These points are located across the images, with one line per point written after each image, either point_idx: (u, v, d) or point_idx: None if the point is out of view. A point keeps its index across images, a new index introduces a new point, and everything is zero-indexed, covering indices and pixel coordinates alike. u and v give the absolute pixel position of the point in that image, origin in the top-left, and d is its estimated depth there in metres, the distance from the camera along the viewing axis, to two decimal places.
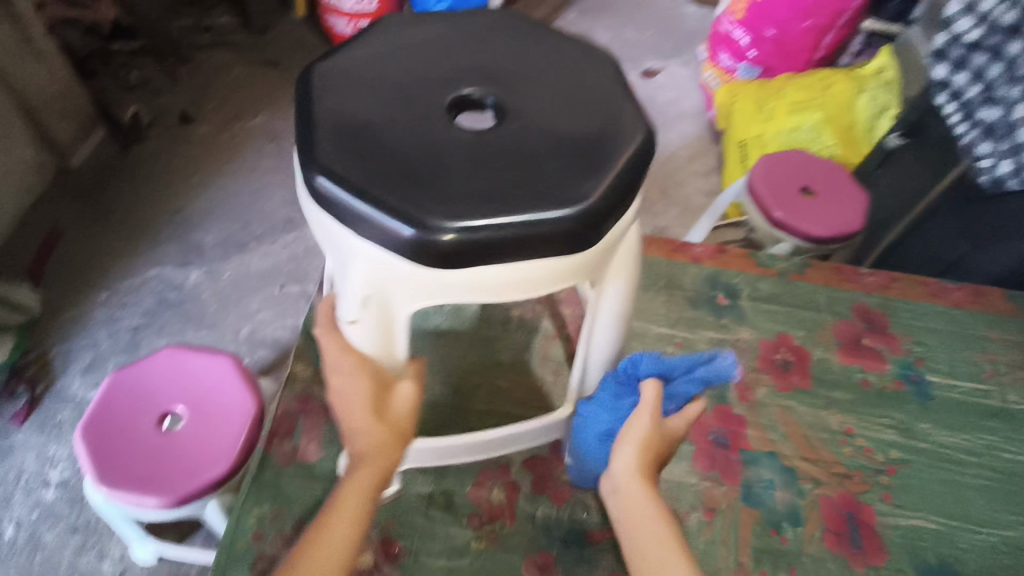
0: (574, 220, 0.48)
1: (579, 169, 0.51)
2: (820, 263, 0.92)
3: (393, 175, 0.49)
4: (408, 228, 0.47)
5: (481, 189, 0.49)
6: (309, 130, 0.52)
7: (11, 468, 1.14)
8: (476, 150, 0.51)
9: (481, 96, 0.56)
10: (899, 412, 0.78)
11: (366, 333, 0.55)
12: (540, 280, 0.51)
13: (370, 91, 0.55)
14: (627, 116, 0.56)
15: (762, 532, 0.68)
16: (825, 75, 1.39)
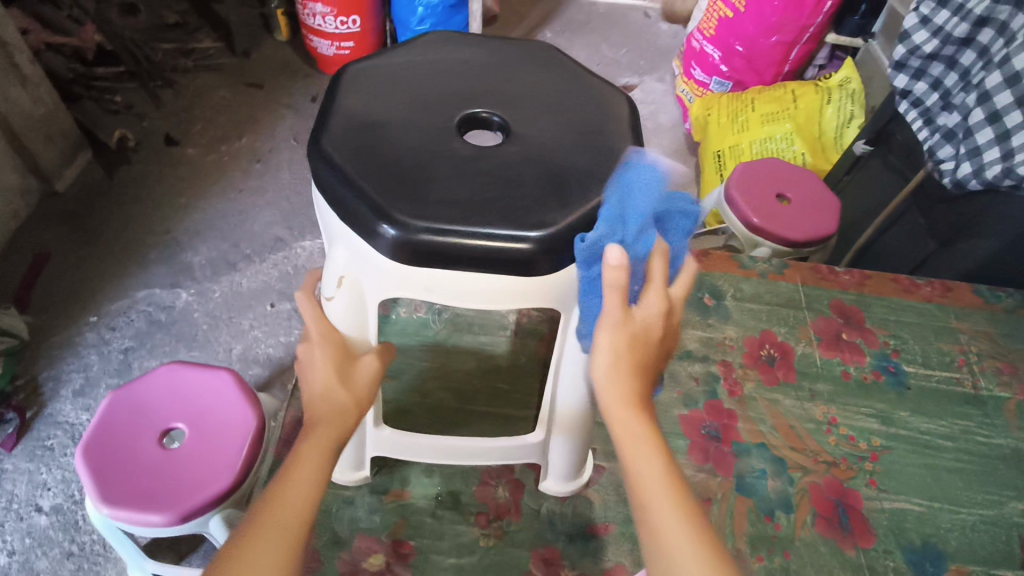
0: (535, 246, 0.47)
1: (553, 198, 0.49)
2: (799, 263, 0.97)
3: (385, 173, 0.49)
4: (390, 228, 0.46)
5: (458, 204, 0.48)
6: (327, 119, 0.53)
7: (2, 495, 1.13)
8: (467, 167, 0.50)
9: (488, 114, 0.54)
10: (879, 402, 0.82)
11: (343, 310, 0.54)
12: (499, 295, 0.50)
13: (391, 94, 0.55)
14: (621, 148, 0.53)
15: (756, 520, 0.71)
16: (791, 88, 1.45)
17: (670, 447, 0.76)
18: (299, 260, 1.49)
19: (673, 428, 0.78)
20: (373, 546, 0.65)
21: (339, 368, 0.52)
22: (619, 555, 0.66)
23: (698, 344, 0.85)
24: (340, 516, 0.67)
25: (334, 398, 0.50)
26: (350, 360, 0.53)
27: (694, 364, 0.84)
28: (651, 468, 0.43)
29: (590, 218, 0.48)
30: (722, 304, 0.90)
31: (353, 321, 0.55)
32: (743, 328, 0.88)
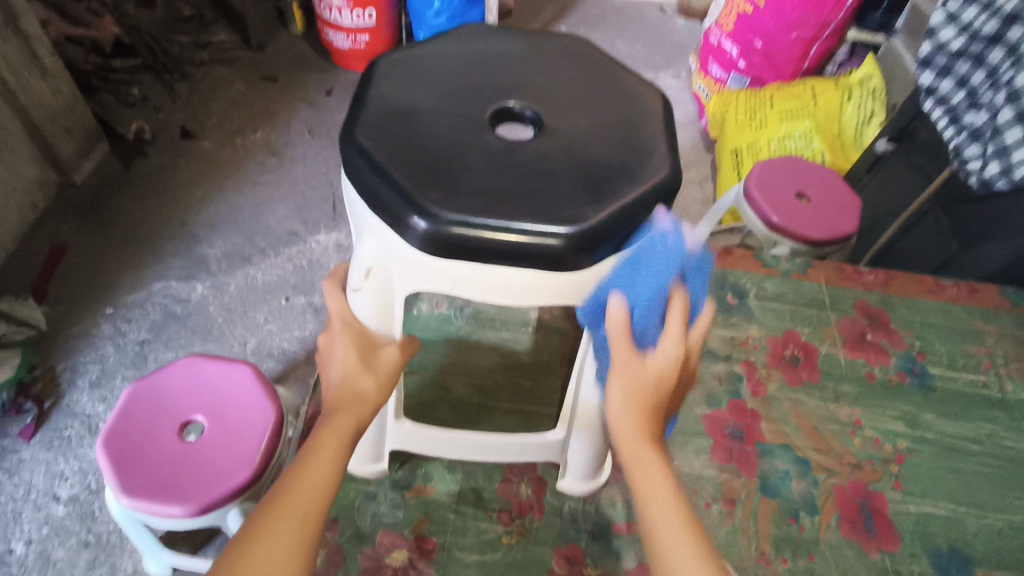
0: (565, 242, 0.44)
1: (587, 192, 0.46)
2: (823, 262, 0.96)
3: (414, 162, 0.46)
4: (420, 219, 0.43)
5: (491, 194, 0.45)
6: (358, 107, 0.50)
7: (20, 485, 1.13)
8: (501, 160, 0.47)
9: (521, 108, 0.52)
10: (904, 404, 0.81)
11: (370, 303, 0.51)
12: (526, 291, 0.47)
13: (425, 84, 0.53)
14: (658, 145, 0.51)
15: (780, 521, 0.70)
16: (811, 85, 1.44)
17: (694, 447, 0.75)
18: (314, 254, 1.49)
19: (696, 428, 0.77)
20: (396, 541, 0.64)
21: (359, 356, 0.51)
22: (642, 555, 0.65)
23: (721, 344, 0.85)
24: (362, 511, 0.66)
25: (350, 386, 0.49)
26: (371, 348, 0.52)
27: (717, 363, 0.83)
28: (649, 476, 0.45)
29: (628, 211, 0.46)
30: (745, 303, 0.89)
31: (378, 313, 0.52)
32: (765, 328, 0.87)
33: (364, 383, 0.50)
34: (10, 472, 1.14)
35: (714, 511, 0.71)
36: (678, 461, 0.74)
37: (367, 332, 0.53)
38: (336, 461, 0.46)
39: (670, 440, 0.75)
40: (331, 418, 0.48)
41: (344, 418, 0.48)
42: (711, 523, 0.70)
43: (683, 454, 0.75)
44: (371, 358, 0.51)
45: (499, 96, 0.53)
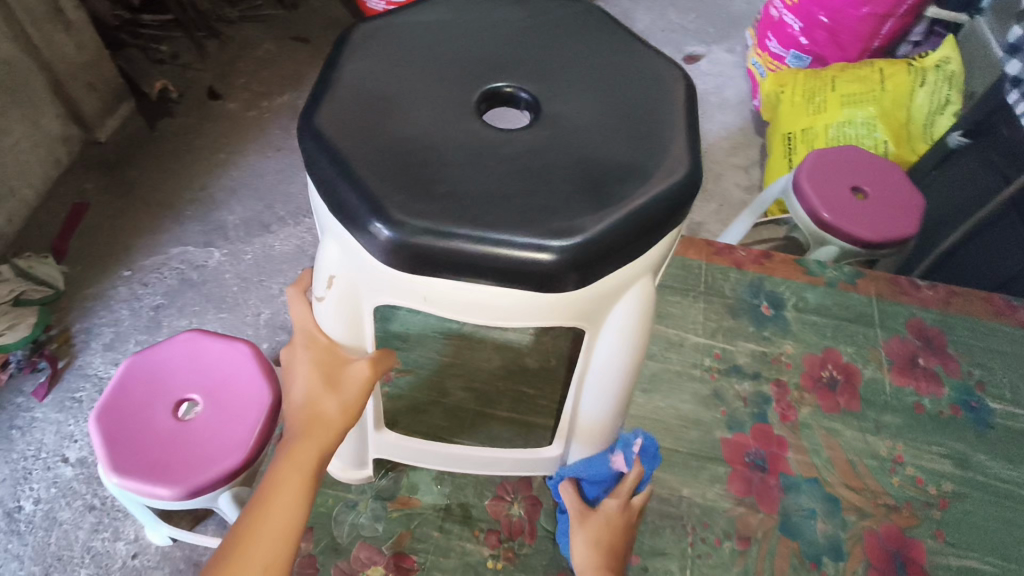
0: (559, 258, 0.36)
1: (588, 198, 0.38)
2: (874, 271, 0.86)
3: (385, 155, 0.39)
4: (384, 227, 0.36)
5: (470, 198, 0.37)
6: (326, 86, 0.43)
7: (30, 443, 1.14)
8: (488, 153, 0.40)
9: (514, 90, 0.45)
10: (954, 441, 0.72)
11: (336, 314, 0.45)
12: (513, 312, 0.40)
13: (411, 61, 0.45)
14: (676, 141, 0.43)
15: (800, 566, 0.63)
16: (880, 67, 1.29)
17: (709, 474, 0.68)
18: None
19: (713, 452, 0.69)
20: (373, 557, 0.60)
21: (323, 377, 0.47)
22: None
23: (750, 359, 0.76)
24: (340, 521, 0.62)
25: (314, 408, 0.46)
26: (336, 365, 0.47)
27: (744, 381, 0.75)
28: None
29: (635, 221, 0.38)
30: (781, 314, 0.81)
31: (345, 327, 0.46)
32: (802, 344, 0.78)
33: (328, 405, 0.46)
34: (22, 430, 1.15)
35: (725, 548, 0.63)
36: (690, 489, 0.67)
37: (335, 347, 0.48)
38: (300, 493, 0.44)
39: (682, 465, 0.69)
40: (295, 446, 0.45)
41: (308, 445, 0.45)
42: (721, 562, 0.63)
43: (696, 482, 0.67)
44: (336, 376, 0.47)
45: (496, 76, 0.45)
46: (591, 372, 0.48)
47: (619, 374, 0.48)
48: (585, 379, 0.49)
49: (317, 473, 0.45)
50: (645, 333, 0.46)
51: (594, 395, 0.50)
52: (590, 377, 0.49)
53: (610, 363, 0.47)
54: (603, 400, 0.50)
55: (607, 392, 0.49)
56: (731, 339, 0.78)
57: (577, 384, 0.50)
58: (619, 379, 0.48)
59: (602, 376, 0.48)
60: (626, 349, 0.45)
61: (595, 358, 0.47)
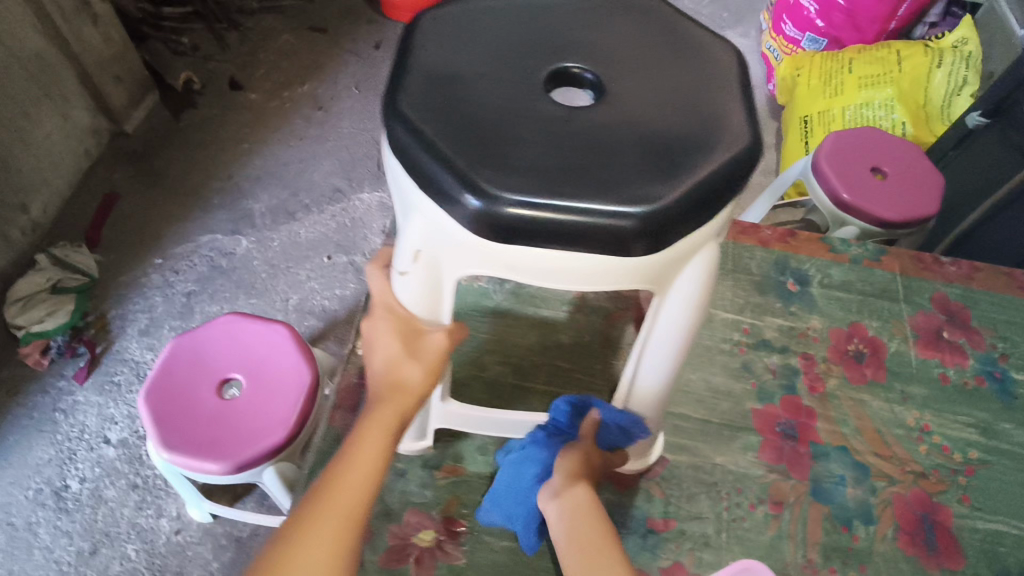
0: (637, 224, 0.39)
1: (658, 170, 0.41)
2: (899, 249, 0.88)
3: (460, 133, 0.41)
4: (473, 199, 0.39)
5: (548, 171, 0.40)
6: (401, 73, 0.46)
7: (74, 425, 1.17)
8: (556, 129, 0.42)
9: (579, 71, 0.47)
10: (979, 411, 0.74)
11: (417, 289, 0.49)
12: (591, 279, 0.43)
13: (468, 45, 0.48)
14: (733, 117, 0.45)
15: (831, 529, 0.65)
16: (896, 48, 1.31)
17: (742, 444, 0.70)
18: (357, 212, 1.47)
19: (745, 422, 0.72)
20: (424, 521, 0.63)
21: (403, 347, 0.51)
22: (678, 554, 0.63)
23: (778, 334, 0.79)
24: (391, 488, 0.65)
25: (395, 375, 0.50)
26: (415, 335, 0.51)
27: (772, 355, 0.77)
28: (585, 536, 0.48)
29: (696, 192, 0.40)
30: (807, 291, 0.83)
31: (424, 302, 0.50)
32: (828, 319, 0.80)
33: (410, 373, 0.50)
34: (66, 413, 1.18)
35: (759, 513, 0.66)
36: (723, 457, 0.70)
37: (413, 319, 0.52)
38: (384, 448, 0.47)
39: (715, 435, 0.71)
40: (377, 409, 0.49)
41: (388, 409, 0.49)
42: (755, 526, 0.65)
43: (729, 450, 0.70)
44: (414, 346, 0.51)
45: (557, 57, 0.47)
46: (655, 337, 0.51)
47: (681, 337, 0.50)
48: (649, 343, 0.51)
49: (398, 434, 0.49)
50: (707, 295, 0.48)
51: (655, 360, 0.53)
52: (653, 341, 0.51)
53: (673, 327, 0.49)
54: (663, 362, 0.53)
55: (667, 355, 0.52)
56: (759, 315, 0.80)
57: (641, 347, 0.53)
58: (680, 342, 0.50)
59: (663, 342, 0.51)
60: (690, 311, 0.48)
61: (662, 322, 0.49)
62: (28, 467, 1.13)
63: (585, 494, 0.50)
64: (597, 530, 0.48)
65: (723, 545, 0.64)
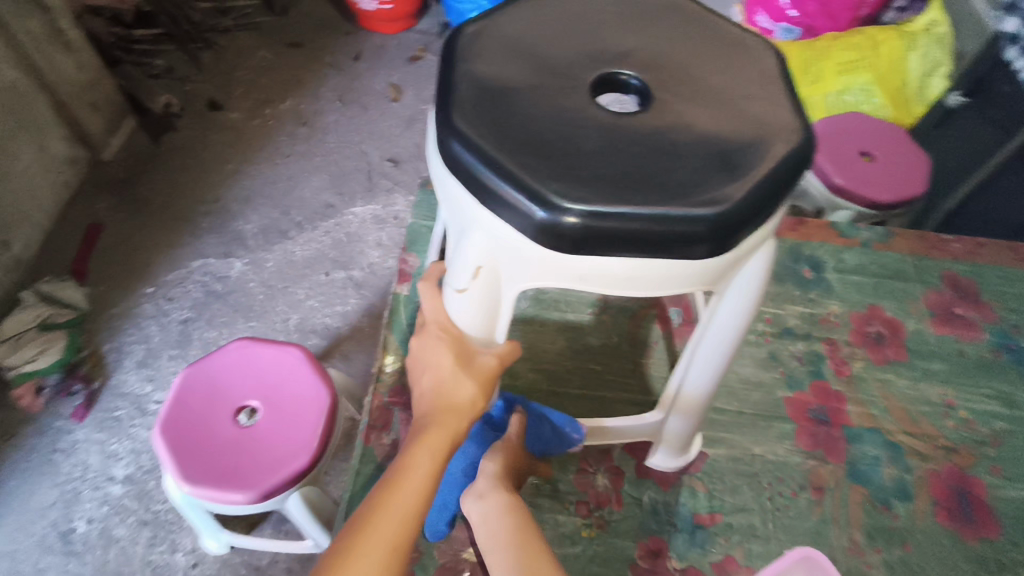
0: (706, 226, 0.42)
1: (720, 170, 0.44)
2: (904, 230, 0.90)
3: (526, 147, 0.44)
4: (539, 210, 0.41)
5: (614, 179, 0.43)
6: (450, 90, 0.48)
7: (76, 465, 1.12)
8: (616, 137, 0.45)
9: (626, 78, 0.51)
10: (999, 382, 0.76)
11: (473, 305, 0.51)
12: (657, 284, 0.46)
13: (517, 59, 0.50)
14: (780, 115, 0.49)
15: (872, 510, 0.66)
16: (870, 33, 1.24)
17: (776, 433, 0.71)
18: (351, 226, 1.44)
19: (778, 411, 0.73)
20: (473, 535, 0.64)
21: (457, 364, 0.52)
22: (728, 547, 0.64)
23: (800, 321, 0.80)
24: None
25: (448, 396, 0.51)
26: (469, 353, 0.52)
27: (796, 342, 0.78)
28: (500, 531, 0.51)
29: (749, 188, 0.44)
30: (822, 277, 0.84)
31: (479, 320, 0.51)
32: (846, 303, 0.82)
33: (464, 390, 0.52)
34: (66, 453, 1.13)
35: (802, 499, 0.67)
36: (761, 447, 0.70)
37: (465, 338, 0.53)
38: (428, 475, 0.47)
39: (751, 425, 0.72)
40: (429, 431, 0.50)
41: (439, 432, 0.49)
42: (799, 512, 0.66)
43: (765, 439, 0.71)
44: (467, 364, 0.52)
45: (604, 64, 0.51)
46: (708, 335, 0.54)
47: (734, 336, 0.53)
48: (704, 337, 0.54)
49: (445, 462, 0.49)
50: (763, 291, 0.51)
51: (706, 359, 0.55)
52: (709, 334, 0.54)
53: (729, 321, 0.52)
54: (716, 358, 0.55)
55: (721, 350, 0.54)
56: (780, 304, 0.81)
57: (696, 341, 0.55)
58: (732, 340, 0.53)
59: (716, 339, 0.53)
60: (746, 306, 0.51)
61: (716, 319, 0.52)
62: (31, 512, 1.07)
63: (503, 497, 0.54)
64: (521, 530, 0.51)
65: (771, 534, 0.64)
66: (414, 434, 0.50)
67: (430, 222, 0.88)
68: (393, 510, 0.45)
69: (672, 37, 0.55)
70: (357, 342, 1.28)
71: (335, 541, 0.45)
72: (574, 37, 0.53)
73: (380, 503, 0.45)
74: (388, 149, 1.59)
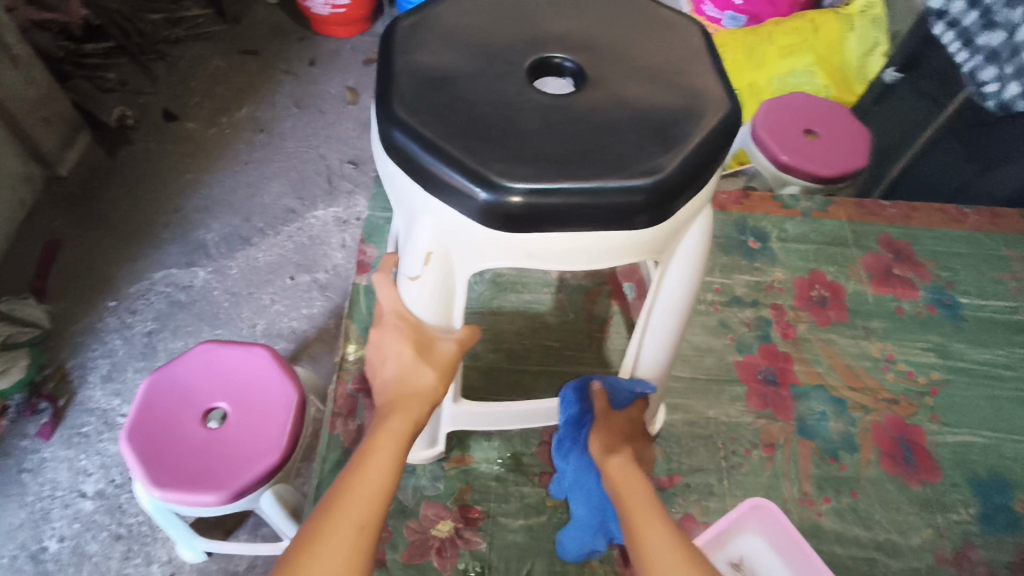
0: (644, 196, 0.45)
1: (656, 142, 0.47)
2: (843, 199, 0.94)
3: (468, 131, 0.46)
4: (483, 192, 0.43)
5: (552, 157, 0.45)
6: (391, 79, 0.50)
7: (45, 484, 1.10)
8: (554, 117, 0.47)
9: (560, 60, 0.53)
10: (935, 335, 0.80)
11: (428, 292, 0.52)
12: (602, 256, 0.48)
13: (454, 47, 0.52)
14: (709, 87, 0.52)
15: (820, 462, 0.70)
16: (811, 17, 1.28)
17: (728, 396, 0.74)
18: (314, 230, 1.45)
19: (729, 375, 0.76)
20: (440, 513, 0.65)
21: (416, 352, 0.53)
22: (687, 506, 0.66)
23: (748, 289, 0.83)
24: (403, 486, 0.67)
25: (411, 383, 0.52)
26: (428, 341, 0.54)
27: (745, 309, 0.81)
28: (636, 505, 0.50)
29: (678, 157, 0.46)
30: (767, 247, 0.88)
31: (436, 307, 0.53)
32: (790, 270, 0.85)
33: (423, 377, 0.53)
34: (34, 472, 1.11)
35: (754, 457, 0.70)
36: (714, 410, 0.73)
37: (424, 326, 0.54)
38: (393, 457, 0.49)
39: (704, 390, 0.75)
40: (391, 418, 0.51)
41: (401, 419, 0.51)
42: (753, 469, 0.69)
43: (718, 403, 0.74)
44: (426, 351, 0.53)
45: (541, 50, 0.53)
46: (658, 307, 0.56)
47: (683, 304, 0.55)
48: (654, 309, 0.56)
49: (408, 441, 0.50)
50: (703, 259, 0.54)
51: (660, 329, 0.58)
52: (659, 305, 0.56)
53: (677, 288, 0.54)
54: (670, 327, 0.57)
55: (672, 321, 0.57)
56: (728, 274, 0.85)
57: (647, 317, 0.57)
58: (682, 307, 0.56)
59: (669, 307, 0.55)
60: (691, 272, 0.54)
61: (664, 290, 0.55)
62: None
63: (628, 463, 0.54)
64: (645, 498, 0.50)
65: (727, 491, 0.67)
66: (376, 421, 0.52)
67: (387, 214, 0.90)
68: (362, 488, 0.46)
69: (604, 19, 0.57)
70: (325, 343, 1.29)
71: (306, 525, 0.45)
72: (509, 24, 0.55)
73: (348, 485, 0.46)
74: (347, 152, 1.60)
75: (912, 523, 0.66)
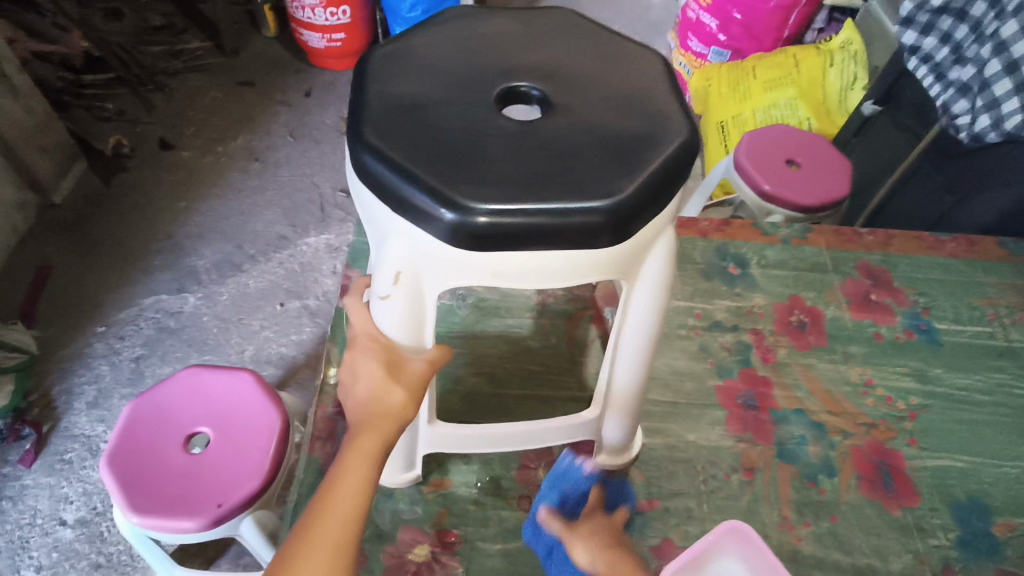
0: (605, 217, 0.46)
1: (617, 166, 0.48)
2: (821, 226, 0.96)
3: (436, 156, 0.47)
4: (449, 212, 0.45)
5: (516, 180, 0.46)
6: (365, 107, 0.51)
7: (25, 511, 1.09)
8: (520, 143, 0.49)
9: (528, 89, 0.55)
10: (913, 360, 0.81)
11: (398, 311, 0.53)
12: (570, 274, 0.49)
13: (429, 76, 0.54)
14: (673, 114, 0.54)
15: (800, 486, 0.70)
16: (792, 53, 1.37)
17: (708, 420, 0.75)
18: (305, 256, 1.46)
19: (708, 399, 0.76)
20: (418, 537, 0.65)
21: (385, 372, 0.53)
22: (666, 531, 0.66)
23: (728, 314, 0.84)
24: (381, 510, 0.67)
25: (382, 402, 0.52)
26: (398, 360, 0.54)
27: (725, 334, 0.82)
28: None
29: (638, 180, 0.48)
30: (747, 273, 0.89)
31: (406, 326, 0.53)
32: (769, 296, 0.87)
33: (395, 396, 0.52)
34: (14, 500, 1.10)
35: (734, 481, 0.70)
36: (694, 434, 0.73)
37: (394, 346, 0.54)
38: (366, 475, 0.49)
39: (684, 414, 0.75)
40: (361, 435, 0.51)
41: (372, 437, 0.51)
42: (732, 493, 0.69)
43: (698, 427, 0.74)
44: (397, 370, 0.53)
45: (513, 80, 0.55)
46: (628, 327, 0.57)
47: (652, 325, 0.56)
48: (624, 329, 0.57)
49: (381, 459, 0.50)
50: (670, 279, 0.55)
51: (630, 349, 0.58)
52: (629, 325, 0.57)
53: (644, 308, 0.55)
54: (640, 348, 0.58)
55: (642, 342, 0.58)
56: (709, 299, 0.86)
57: (616, 337, 0.58)
58: (652, 327, 0.57)
59: (638, 327, 0.56)
60: (658, 293, 0.55)
61: (632, 310, 0.56)
62: None
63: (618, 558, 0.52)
64: None
65: (705, 515, 0.67)
66: (348, 439, 0.52)
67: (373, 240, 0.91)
68: (335, 512, 0.46)
69: (575, 52, 0.59)
70: (313, 369, 1.29)
71: (282, 550, 0.46)
72: (484, 56, 0.57)
73: (320, 510, 0.47)
74: (340, 180, 1.62)
75: (892, 549, 0.66)
